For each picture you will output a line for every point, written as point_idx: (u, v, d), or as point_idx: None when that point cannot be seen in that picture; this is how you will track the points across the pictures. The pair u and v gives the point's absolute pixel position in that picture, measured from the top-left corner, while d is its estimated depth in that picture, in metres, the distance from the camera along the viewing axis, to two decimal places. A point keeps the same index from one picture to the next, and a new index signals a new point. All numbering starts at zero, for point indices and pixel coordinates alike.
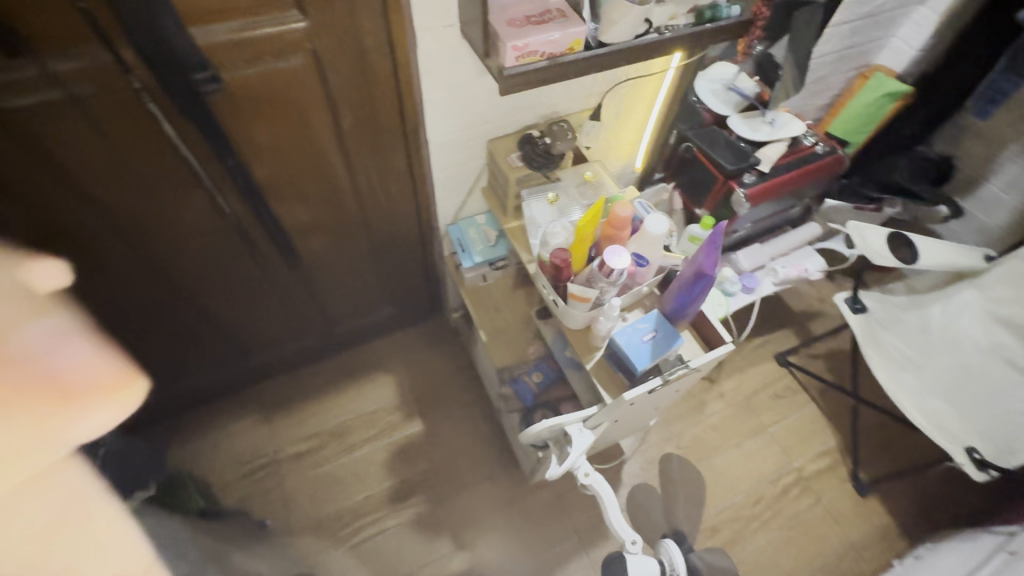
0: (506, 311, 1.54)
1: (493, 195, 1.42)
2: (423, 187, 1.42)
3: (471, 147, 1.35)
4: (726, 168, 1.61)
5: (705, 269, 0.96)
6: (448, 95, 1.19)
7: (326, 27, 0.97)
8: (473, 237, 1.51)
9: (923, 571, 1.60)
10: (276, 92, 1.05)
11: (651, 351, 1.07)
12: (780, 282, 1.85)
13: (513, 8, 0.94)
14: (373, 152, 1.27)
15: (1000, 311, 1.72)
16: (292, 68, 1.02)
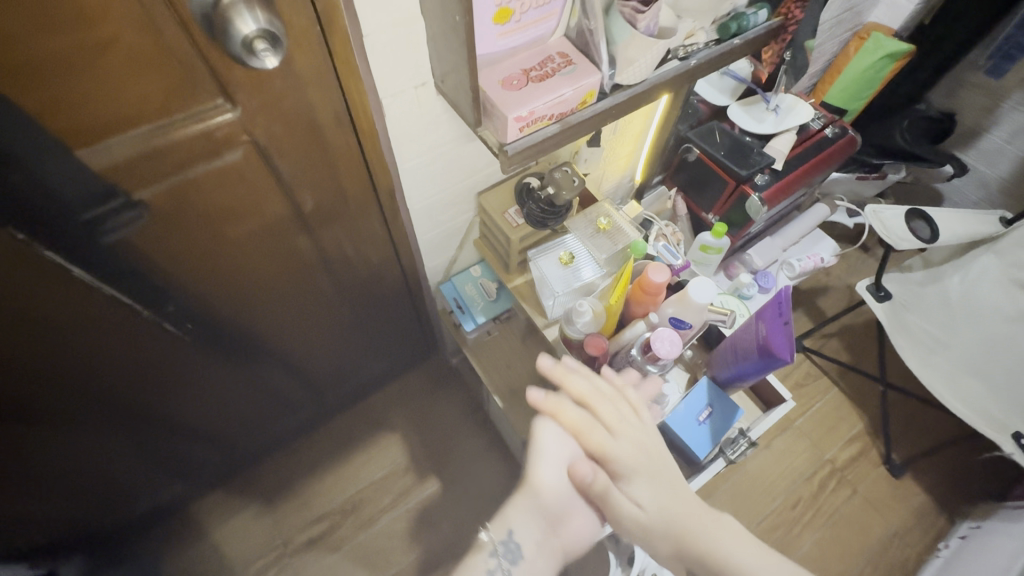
0: (519, 367, 1.38)
1: (488, 248, 1.23)
2: (406, 250, 1.22)
3: (457, 201, 1.14)
4: (737, 173, 1.44)
5: (776, 349, 0.81)
6: (427, 153, 0.98)
7: (264, 111, 0.75)
8: (469, 294, 1.33)
9: (974, 555, 1.56)
10: (214, 195, 0.83)
11: (712, 435, 0.94)
12: (797, 276, 1.72)
13: (505, 61, 0.73)
14: (345, 227, 1.06)
15: (1021, 275, 1.61)
16: (230, 166, 0.80)
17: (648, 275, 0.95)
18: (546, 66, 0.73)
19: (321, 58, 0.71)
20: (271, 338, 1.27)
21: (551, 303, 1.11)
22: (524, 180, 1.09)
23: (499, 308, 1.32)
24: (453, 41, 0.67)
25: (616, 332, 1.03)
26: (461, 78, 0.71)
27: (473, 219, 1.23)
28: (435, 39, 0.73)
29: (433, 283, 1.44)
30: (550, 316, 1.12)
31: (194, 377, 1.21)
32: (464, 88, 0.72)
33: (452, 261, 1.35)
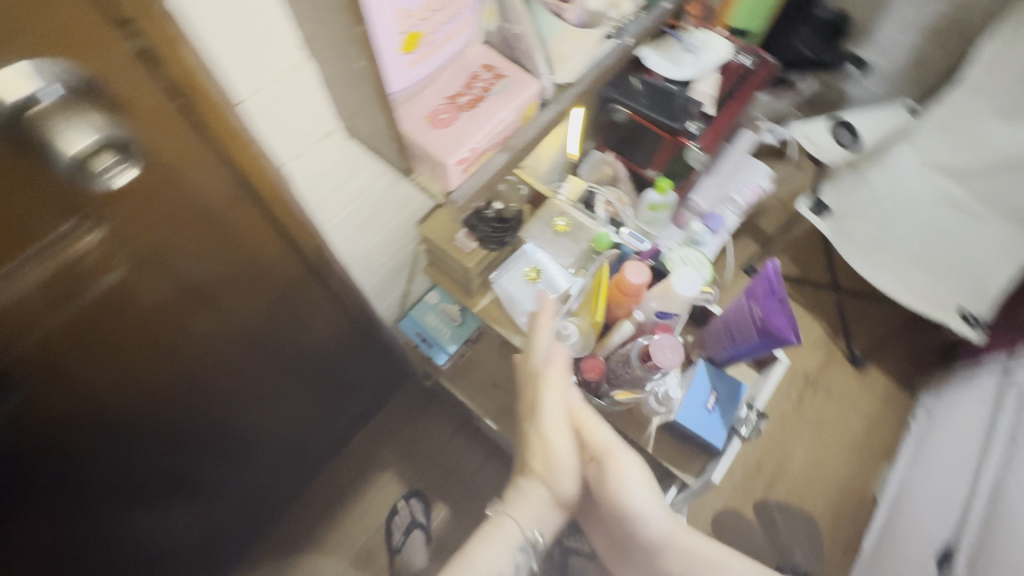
0: (504, 383, 1.30)
1: (441, 275, 1.10)
2: (354, 299, 1.08)
3: (396, 235, 1.01)
4: (671, 126, 1.37)
5: (774, 329, 0.77)
6: (351, 201, 0.83)
7: (136, 211, 0.58)
8: (433, 324, 1.22)
9: (943, 425, 1.71)
10: (110, 325, 0.67)
11: (722, 419, 0.92)
12: (741, 210, 1.73)
13: (424, 92, 0.60)
14: (275, 298, 0.91)
15: (940, 161, 1.61)
16: (118, 289, 0.63)
17: (626, 276, 0.88)
18: (475, 87, 0.61)
19: (193, 136, 0.56)
20: (235, 430, 1.12)
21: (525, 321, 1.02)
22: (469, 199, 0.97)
23: (468, 330, 1.22)
24: (357, 86, 0.53)
25: (602, 337, 0.95)
26: (376, 126, 0.58)
27: (418, 247, 1.10)
28: (331, 83, 0.58)
29: (389, 319, 1.30)
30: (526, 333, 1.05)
31: (159, 508, 1.06)
32: (383, 137, 0.59)
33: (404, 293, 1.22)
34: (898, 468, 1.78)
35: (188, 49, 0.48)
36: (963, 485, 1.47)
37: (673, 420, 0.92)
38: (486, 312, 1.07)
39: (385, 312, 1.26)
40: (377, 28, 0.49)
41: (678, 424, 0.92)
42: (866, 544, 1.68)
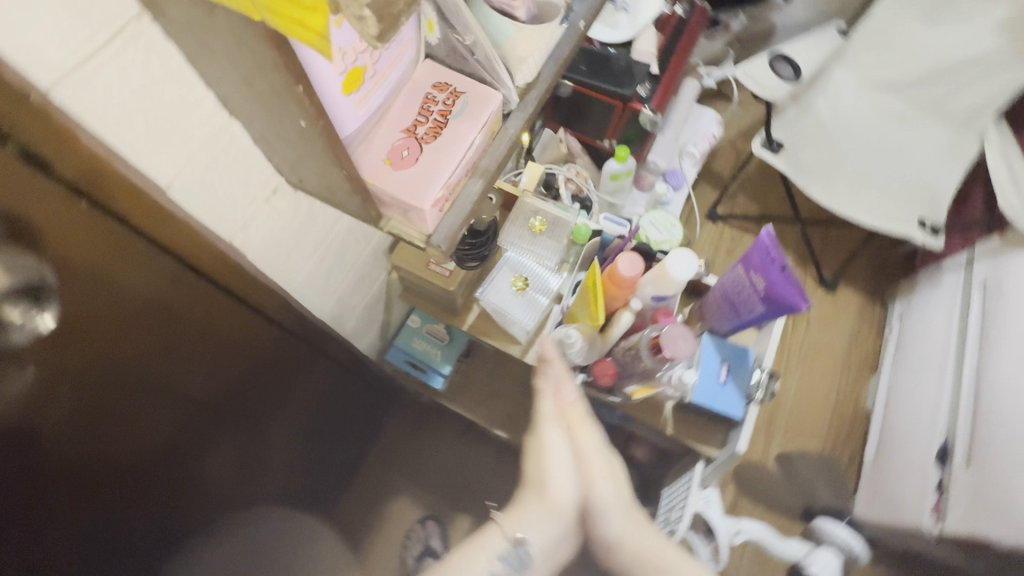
0: (504, 389, 1.26)
1: (419, 299, 1.03)
2: (330, 343, 0.99)
3: (365, 271, 0.93)
4: (622, 94, 1.31)
5: (779, 295, 0.76)
6: (310, 252, 0.75)
7: (73, 328, 0.47)
8: (421, 348, 1.15)
9: (918, 329, 1.79)
10: (76, 469, 0.54)
11: (737, 389, 0.91)
12: (699, 161, 1.71)
13: (376, 128, 0.53)
14: (249, 365, 0.80)
15: (875, 76, 1.68)
16: (72, 425, 0.52)
17: (617, 267, 0.83)
18: (431, 113, 0.54)
19: (114, 228, 0.46)
20: (242, 514, 0.99)
21: (519, 331, 0.97)
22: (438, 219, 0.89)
23: (459, 346, 1.16)
24: (305, 143, 0.45)
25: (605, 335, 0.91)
26: (333, 180, 0.50)
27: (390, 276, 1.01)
28: (268, 141, 0.50)
29: (372, 351, 1.23)
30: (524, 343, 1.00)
31: None
32: (342, 190, 0.52)
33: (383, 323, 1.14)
34: (883, 377, 1.86)
35: (86, 138, 0.39)
36: (948, 382, 1.55)
37: (688, 401, 0.90)
38: (476, 328, 1.01)
39: (366, 346, 1.17)
40: (317, 75, 0.40)
41: (694, 404, 0.90)
42: (868, 455, 1.76)
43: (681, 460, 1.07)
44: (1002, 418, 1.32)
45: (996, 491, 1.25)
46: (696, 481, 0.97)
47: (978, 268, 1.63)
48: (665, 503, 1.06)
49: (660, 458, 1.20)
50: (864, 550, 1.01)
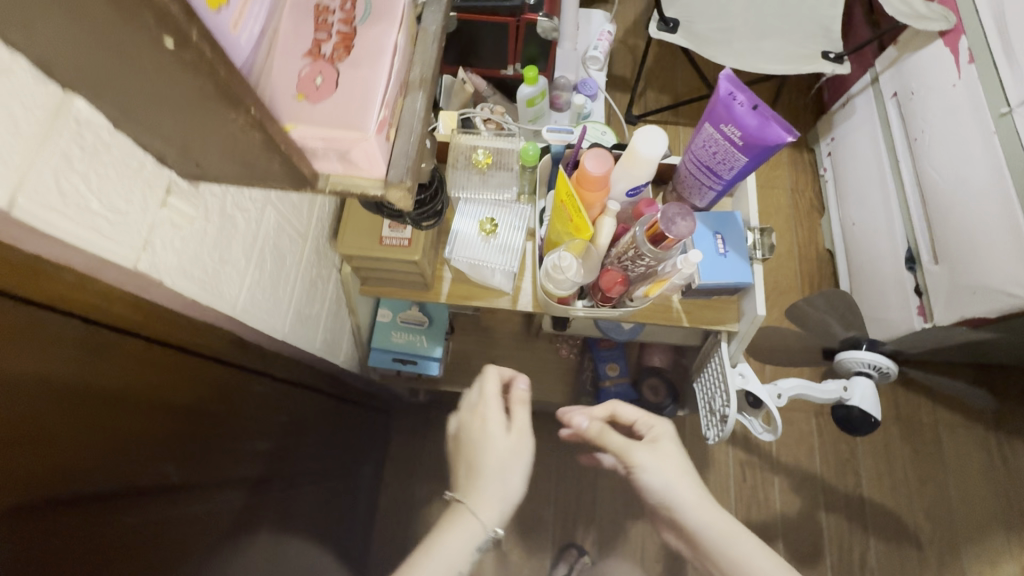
0: (502, 350, 1.19)
1: (383, 286, 0.91)
2: (300, 371, 0.86)
3: (315, 275, 0.81)
4: (511, 8, 1.22)
5: (754, 137, 0.72)
6: (249, 267, 0.62)
7: None
8: (402, 340, 1.04)
9: (847, 158, 1.85)
10: None
11: (740, 255, 0.86)
12: (604, 63, 1.64)
13: (269, 60, 0.40)
14: (229, 422, 0.67)
15: None
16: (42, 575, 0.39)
17: (586, 168, 0.75)
18: (331, 24, 0.42)
19: None
20: None
21: (504, 279, 0.90)
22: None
23: (441, 323, 1.06)
24: (186, 88, 0.33)
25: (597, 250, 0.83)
26: (240, 137, 0.38)
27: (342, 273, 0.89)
28: (133, 112, 0.36)
29: (350, 364, 1.10)
30: (511, 290, 0.91)
31: None
32: (256, 148, 0.39)
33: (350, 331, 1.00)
34: (831, 214, 1.92)
35: None
36: (893, 194, 1.62)
37: (696, 285, 0.86)
38: (456, 294, 0.92)
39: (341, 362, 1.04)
40: None
41: (701, 286, 0.86)
42: (842, 289, 1.83)
43: (702, 349, 1.04)
44: (955, 206, 1.39)
45: (974, 272, 1.32)
46: (726, 363, 0.94)
47: (883, 83, 1.69)
48: (702, 397, 1.04)
49: (678, 357, 1.17)
50: (887, 358, 1.01)
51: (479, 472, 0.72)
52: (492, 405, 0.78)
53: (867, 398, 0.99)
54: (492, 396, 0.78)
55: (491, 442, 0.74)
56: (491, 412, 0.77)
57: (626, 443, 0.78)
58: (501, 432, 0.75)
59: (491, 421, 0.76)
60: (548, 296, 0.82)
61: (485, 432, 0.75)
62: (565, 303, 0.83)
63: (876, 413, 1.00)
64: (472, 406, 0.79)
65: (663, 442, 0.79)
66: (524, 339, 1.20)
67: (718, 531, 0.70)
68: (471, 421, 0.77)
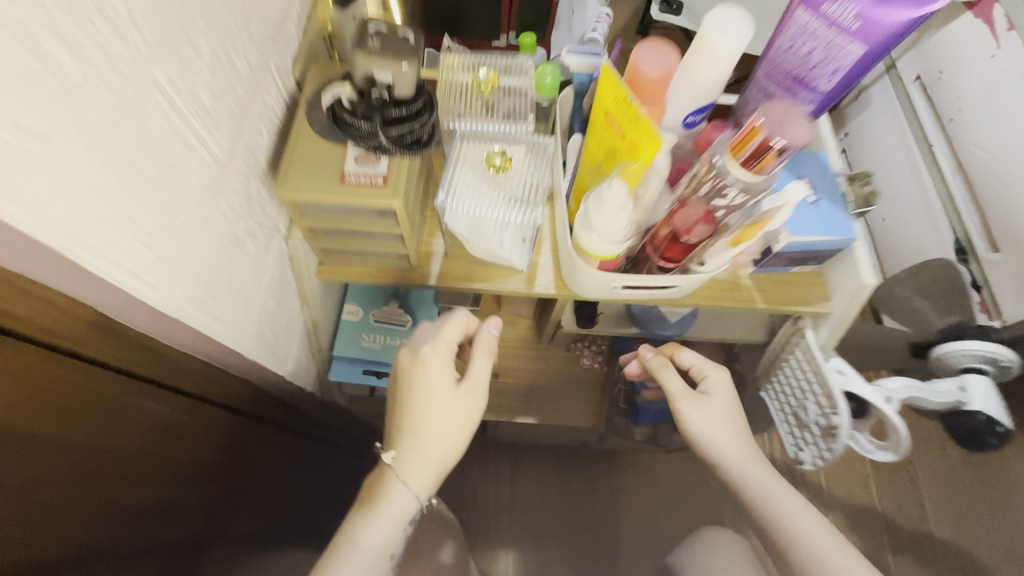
0: (505, 362, 0.94)
1: (352, 264, 0.68)
2: (241, 396, 0.66)
3: (246, 234, 0.55)
4: None
5: (874, 19, 0.51)
6: (91, 160, 0.35)
7: None
8: (375, 345, 0.77)
9: None
10: None
11: (834, 205, 0.64)
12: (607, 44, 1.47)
13: None
14: (67, 450, 0.41)
15: None
16: None
17: (640, 65, 0.53)
18: None
19: None
20: None
21: (517, 251, 0.68)
22: (330, 99, 0.55)
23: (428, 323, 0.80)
24: None
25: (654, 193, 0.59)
26: None
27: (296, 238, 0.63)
28: None
29: (308, 382, 0.83)
30: (524, 262, 0.68)
31: None
32: None
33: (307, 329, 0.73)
34: None
35: None
36: None
37: (780, 247, 0.63)
38: (453, 276, 0.69)
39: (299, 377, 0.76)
40: None
41: (788, 250, 0.64)
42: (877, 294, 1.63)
43: (772, 345, 0.80)
44: None
45: None
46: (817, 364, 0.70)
47: None
48: (780, 407, 0.79)
49: (729, 362, 0.93)
50: (1006, 350, 0.77)
51: (415, 429, 0.55)
52: (445, 349, 0.58)
53: (994, 398, 0.76)
54: (447, 336, 0.58)
55: (435, 395, 0.56)
56: (444, 361, 0.57)
57: (684, 388, 0.71)
58: (450, 386, 0.56)
59: (443, 371, 0.57)
60: (580, 252, 0.57)
61: (434, 380, 0.56)
62: (607, 268, 0.59)
63: (1003, 416, 0.78)
64: (413, 342, 0.60)
65: (717, 394, 0.72)
66: (533, 350, 0.95)
67: (768, 488, 0.65)
68: (412, 365, 0.57)
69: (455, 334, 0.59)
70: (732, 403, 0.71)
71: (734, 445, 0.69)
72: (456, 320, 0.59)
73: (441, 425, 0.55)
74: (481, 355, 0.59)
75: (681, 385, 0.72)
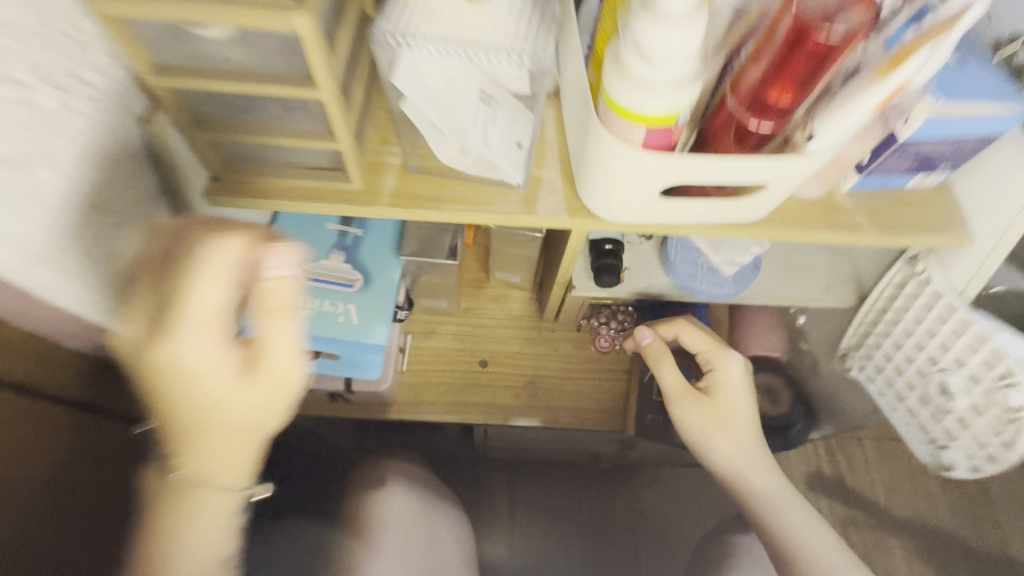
0: (493, 346, 0.70)
1: (260, 177, 0.45)
2: (94, 378, 0.49)
3: (52, 79, 0.32)
4: None
5: None
6: None
7: None
8: (305, 314, 0.53)
9: None
10: None
11: (987, 69, 0.42)
12: None
13: None
14: None
15: None
16: None
17: None
18: None
19: None
20: None
21: (511, 158, 0.45)
22: None
23: (388, 283, 0.57)
24: None
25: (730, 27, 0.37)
26: None
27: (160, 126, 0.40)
28: None
29: None
30: (519, 175, 0.46)
31: None
32: None
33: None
34: None
35: None
36: None
37: (908, 134, 0.41)
38: (414, 197, 0.46)
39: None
40: None
41: (922, 140, 0.42)
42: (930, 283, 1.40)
43: (868, 304, 0.57)
44: None
45: None
46: (965, 321, 0.47)
47: None
48: (884, 385, 0.57)
49: (794, 339, 0.70)
50: None
51: (200, 425, 0.35)
52: (208, 325, 0.33)
53: None
54: (204, 304, 0.32)
55: (219, 390, 0.34)
56: (205, 348, 0.33)
57: (682, 385, 0.56)
58: (236, 379, 0.34)
59: (216, 359, 0.33)
60: (621, 81, 0.33)
61: (208, 370, 0.33)
62: (654, 146, 0.36)
63: None
64: (145, 301, 0.33)
65: (725, 397, 0.56)
66: (532, 332, 0.71)
67: (776, 501, 0.54)
68: (151, 348, 0.32)
69: (206, 297, 0.32)
70: (745, 409, 0.56)
71: (742, 452, 0.55)
72: (208, 272, 0.32)
73: (238, 416, 0.35)
74: (275, 320, 0.34)
75: (681, 382, 0.57)
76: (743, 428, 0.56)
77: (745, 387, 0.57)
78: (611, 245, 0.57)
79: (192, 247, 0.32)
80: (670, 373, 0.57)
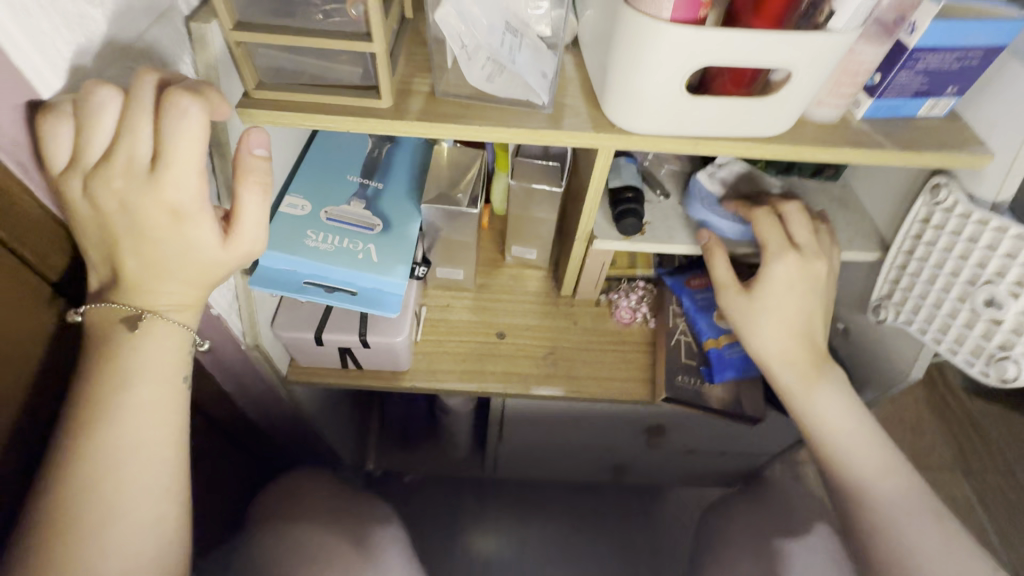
0: (510, 318, 0.68)
1: (294, 96, 0.46)
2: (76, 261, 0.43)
3: None
4: None
5: None
6: None
7: None
8: (326, 249, 0.52)
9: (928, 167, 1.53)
10: None
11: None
12: None
13: None
14: None
15: None
16: None
17: None
18: None
19: None
20: None
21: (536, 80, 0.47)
22: None
23: (408, 230, 0.56)
24: None
25: None
26: None
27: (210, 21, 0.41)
28: None
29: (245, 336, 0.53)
30: (544, 95, 0.47)
31: None
32: None
33: (221, 197, 0.47)
34: None
35: None
36: None
37: (916, 43, 0.44)
38: (443, 115, 0.47)
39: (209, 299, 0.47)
40: None
41: (932, 54, 0.45)
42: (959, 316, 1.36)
43: (893, 253, 0.56)
44: None
45: None
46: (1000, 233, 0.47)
47: None
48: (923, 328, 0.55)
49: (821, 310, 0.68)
50: None
51: (169, 264, 0.37)
52: (195, 178, 0.35)
53: None
54: (190, 164, 0.35)
55: (195, 238, 0.37)
56: (184, 188, 0.35)
57: (729, 276, 0.55)
58: (209, 222, 0.37)
59: (201, 214, 0.37)
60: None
61: (190, 218, 0.36)
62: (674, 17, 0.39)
63: None
64: (116, 151, 0.34)
65: (780, 281, 0.52)
66: (550, 308, 0.69)
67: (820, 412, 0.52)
68: (143, 187, 0.34)
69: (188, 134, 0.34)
70: (800, 295, 0.52)
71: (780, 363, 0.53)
72: (197, 134, 0.34)
73: (195, 248, 0.37)
74: (252, 188, 0.39)
75: (731, 275, 0.55)
76: (793, 318, 0.52)
77: (800, 276, 0.52)
78: (632, 192, 0.58)
79: (179, 107, 0.34)
80: (717, 263, 0.56)
